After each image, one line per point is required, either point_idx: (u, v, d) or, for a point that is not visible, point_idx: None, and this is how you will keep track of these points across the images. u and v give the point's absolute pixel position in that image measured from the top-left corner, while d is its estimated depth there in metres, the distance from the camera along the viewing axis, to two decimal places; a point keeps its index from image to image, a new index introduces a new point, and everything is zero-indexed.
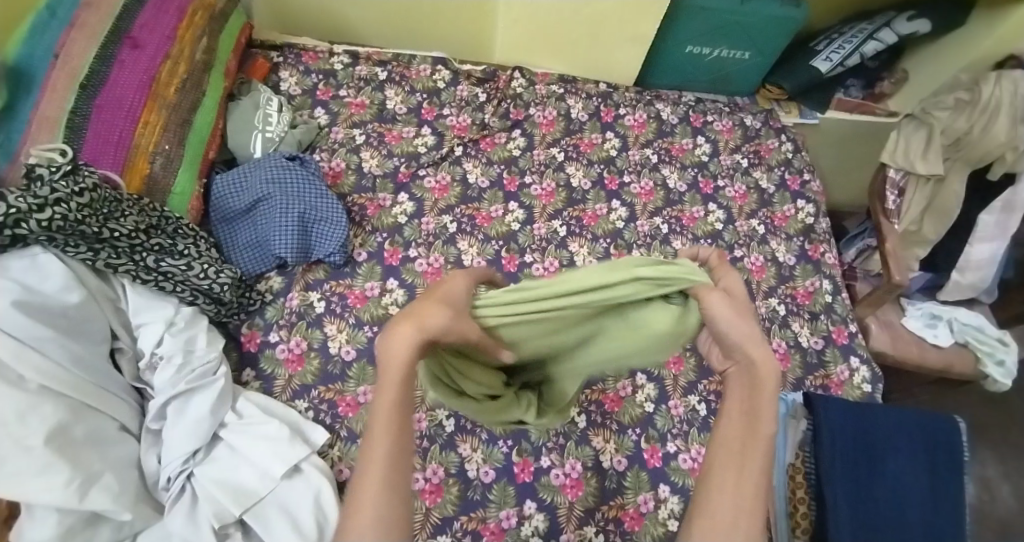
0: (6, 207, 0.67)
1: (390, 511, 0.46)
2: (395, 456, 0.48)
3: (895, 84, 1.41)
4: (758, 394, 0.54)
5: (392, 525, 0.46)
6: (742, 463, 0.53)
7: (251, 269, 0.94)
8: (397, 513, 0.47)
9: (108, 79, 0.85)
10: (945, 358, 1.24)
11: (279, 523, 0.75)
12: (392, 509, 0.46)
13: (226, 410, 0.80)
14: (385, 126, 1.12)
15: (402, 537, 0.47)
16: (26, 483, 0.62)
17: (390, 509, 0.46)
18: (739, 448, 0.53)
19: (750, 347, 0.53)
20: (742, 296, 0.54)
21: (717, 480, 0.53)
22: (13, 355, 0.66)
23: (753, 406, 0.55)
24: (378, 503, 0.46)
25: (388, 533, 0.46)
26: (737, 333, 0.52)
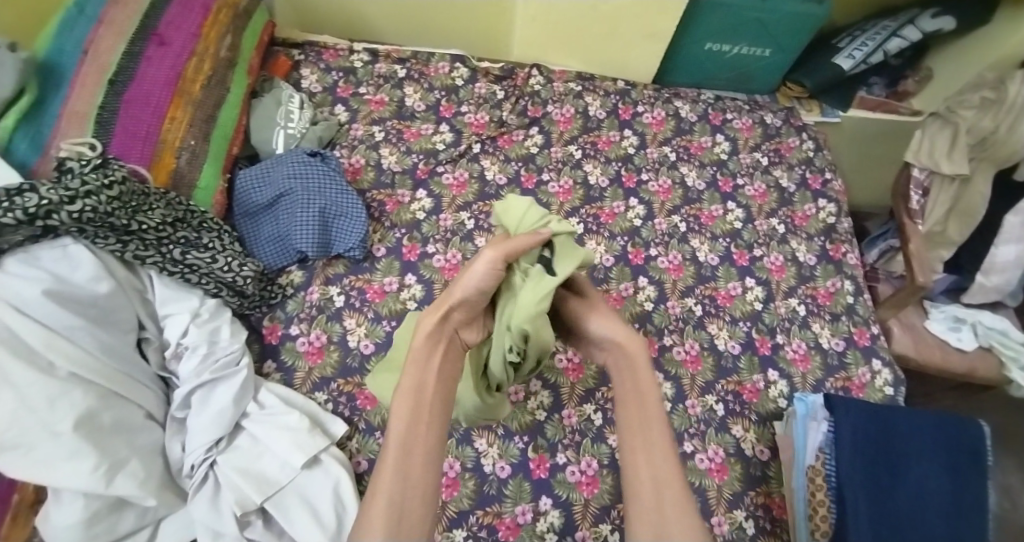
0: (38, 199, 0.69)
1: (402, 481, 0.60)
2: (408, 436, 0.62)
3: (919, 82, 1.39)
4: (638, 375, 0.72)
5: (401, 502, 0.59)
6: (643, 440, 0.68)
7: (273, 263, 0.96)
8: (408, 485, 0.60)
9: (136, 75, 0.87)
10: (968, 362, 1.23)
11: (300, 512, 0.77)
12: (405, 480, 0.60)
13: (248, 400, 0.82)
14: (403, 123, 1.13)
15: (412, 507, 0.59)
16: (55, 467, 0.64)
17: (403, 478, 0.60)
18: (639, 433, 0.68)
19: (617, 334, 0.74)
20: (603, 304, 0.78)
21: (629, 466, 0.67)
22: (45, 343, 0.68)
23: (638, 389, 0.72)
24: (391, 470, 0.60)
25: (396, 496, 0.59)
26: (605, 332, 0.75)
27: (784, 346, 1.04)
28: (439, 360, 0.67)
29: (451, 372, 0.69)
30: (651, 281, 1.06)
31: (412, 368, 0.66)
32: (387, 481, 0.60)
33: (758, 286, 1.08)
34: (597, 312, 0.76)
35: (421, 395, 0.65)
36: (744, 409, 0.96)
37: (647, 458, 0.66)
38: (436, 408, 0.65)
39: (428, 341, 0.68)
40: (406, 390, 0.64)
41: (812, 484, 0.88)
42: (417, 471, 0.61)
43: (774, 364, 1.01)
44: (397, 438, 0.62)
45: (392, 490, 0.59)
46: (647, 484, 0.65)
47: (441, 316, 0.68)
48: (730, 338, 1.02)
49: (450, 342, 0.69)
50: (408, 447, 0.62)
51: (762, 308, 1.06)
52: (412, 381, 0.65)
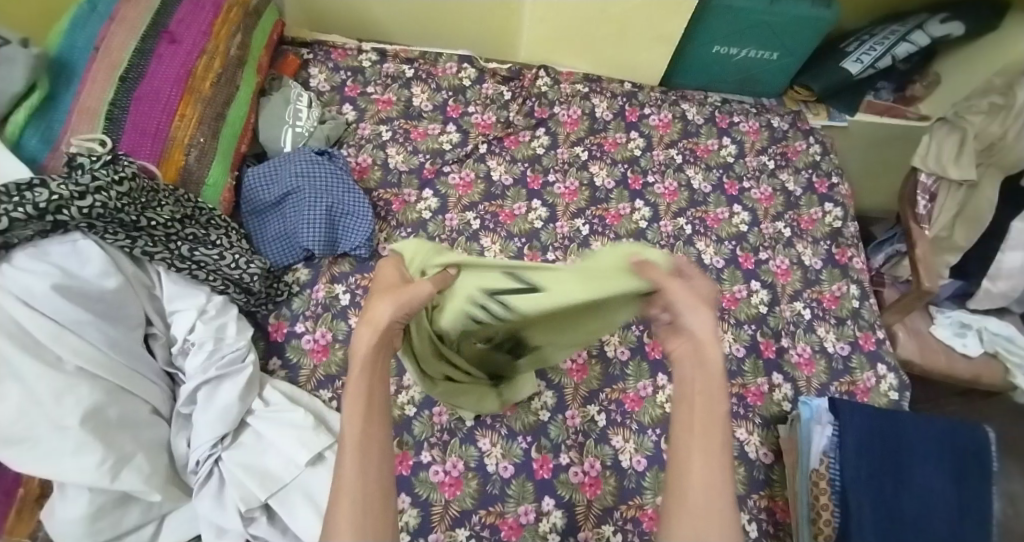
0: (49, 194, 0.69)
1: (363, 482, 0.55)
2: (363, 434, 0.57)
3: (927, 87, 1.38)
4: (708, 374, 0.61)
5: (365, 503, 0.54)
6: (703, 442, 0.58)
7: (279, 261, 0.96)
8: (370, 489, 0.55)
9: (146, 73, 0.88)
10: (973, 368, 1.22)
11: (303, 509, 0.77)
12: (366, 482, 0.55)
13: (254, 397, 0.82)
14: (411, 123, 1.13)
15: (377, 507, 0.55)
16: (61, 460, 0.65)
17: (364, 476, 0.55)
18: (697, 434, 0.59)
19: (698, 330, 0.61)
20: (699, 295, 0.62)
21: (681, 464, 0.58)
22: (52, 337, 0.69)
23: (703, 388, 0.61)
24: (352, 471, 0.55)
25: (358, 496, 0.54)
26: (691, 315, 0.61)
27: (789, 349, 1.04)
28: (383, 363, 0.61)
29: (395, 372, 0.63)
30: None
31: (356, 366, 0.59)
32: (347, 483, 0.55)
33: (764, 289, 1.08)
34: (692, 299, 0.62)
35: (371, 395, 0.59)
36: (748, 412, 0.96)
37: (699, 461, 0.58)
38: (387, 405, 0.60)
39: (371, 350, 0.59)
40: (355, 390, 0.58)
41: (816, 487, 0.87)
42: (376, 469, 0.57)
43: (778, 367, 1.01)
44: (352, 440, 0.57)
45: (354, 496, 0.54)
46: (698, 491, 0.56)
47: (383, 327, 0.59)
48: (735, 342, 1.02)
49: (393, 347, 0.62)
50: (365, 443, 0.57)
51: (767, 311, 1.06)
52: (359, 382, 0.59)
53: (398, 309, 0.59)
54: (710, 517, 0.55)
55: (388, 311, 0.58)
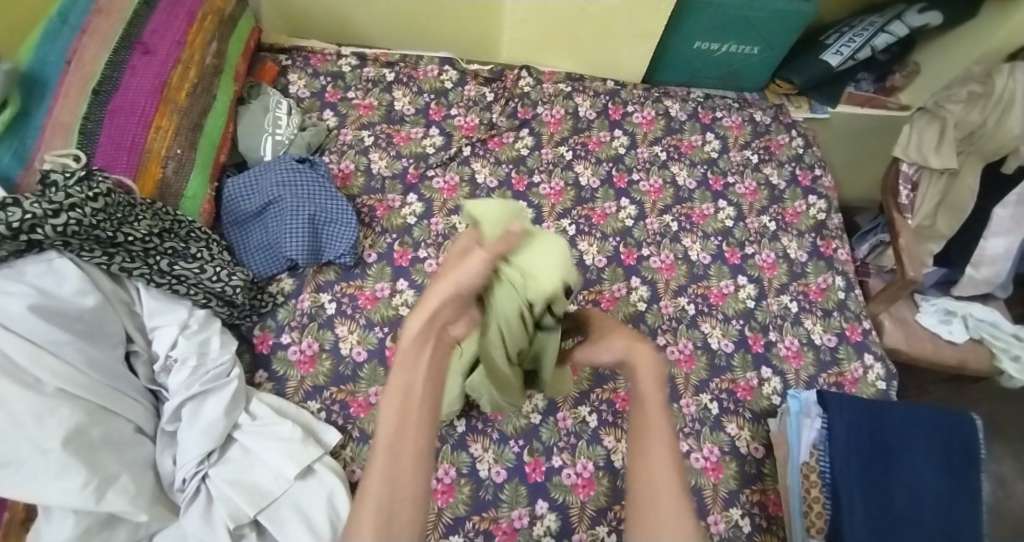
0: (22, 213, 0.68)
1: (390, 486, 0.59)
2: (398, 438, 0.61)
3: (906, 77, 1.39)
4: (644, 386, 0.70)
5: (392, 505, 0.59)
6: (649, 451, 0.65)
7: (262, 272, 0.95)
8: (399, 493, 0.60)
9: (120, 84, 0.86)
10: (960, 354, 1.23)
11: (293, 522, 0.77)
12: (392, 485, 0.60)
13: (240, 411, 0.81)
14: (393, 127, 1.12)
15: (402, 509, 0.59)
16: (44, 484, 0.64)
17: (392, 484, 0.60)
18: (642, 441, 0.66)
19: (621, 348, 0.73)
20: (616, 325, 0.76)
21: (633, 476, 0.64)
22: (31, 359, 0.68)
23: (641, 404, 0.69)
24: (380, 474, 0.60)
25: (388, 495, 0.59)
26: (609, 350, 0.73)
27: (778, 343, 1.04)
28: (426, 361, 0.65)
29: (443, 366, 0.67)
30: (644, 281, 1.06)
31: (402, 363, 0.64)
32: (375, 485, 0.59)
33: (751, 284, 1.09)
34: (605, 330, 0.75)
35: (409, 398, 0.63)
36: (739, 407, 0.96)
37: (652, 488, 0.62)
38: (425, 411, 0.64)
39: (416, 339, 0.64)
40: (395, 390, 0.63)
41: (806, 481, 0.88)
42: (406, 473, 0.61)
43: (767, 362, 1.02)
44: (385, 443, 0.61)
45: (381, 497, 0.59)
46: (645, 489, 0.62)
47: (433, 313, 0.63)
48: (724, 337, 1.02)
49: (440, 337, 0.66)
50: (397, 448, 0.61)
51: (755, 305, 1.06)
52: (400, 380, 0.63)
53: (447, 292, 0.62)
54: (662, 513, 0.60)
55: (438, 299, 0.62)
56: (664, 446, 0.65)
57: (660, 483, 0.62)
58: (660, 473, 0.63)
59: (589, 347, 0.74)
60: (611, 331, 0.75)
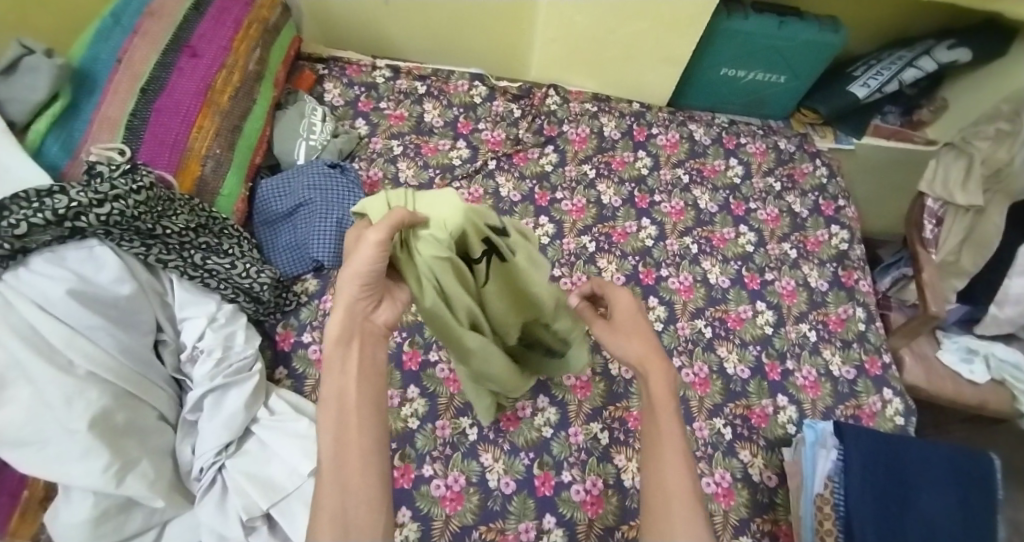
0: (68, 201, 0.71)
1: (343, 492, 0.56)
2: (348, 437, 0.57)
3: (934, 112, 1.39)
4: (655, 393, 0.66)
5: (346, 511, 0.55)
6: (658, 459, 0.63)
7: (289, 271, 0.98)
8: (354, 500, 0.56)
9: (167, 85, 0.90)
10: (980, 395, 1.23)
11: (303, 519, 0.78)
12: (343, 488, 0.56)
13: (259, 405, 0.84)
14: (422, 138, 1.14)
15: (359, 514, 0.56)
16: (69, 464, 0.67)
17: (342, 488, 0.56)
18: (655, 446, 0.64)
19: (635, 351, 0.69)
20: (626, 311, 0.71)
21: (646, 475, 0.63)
22: (65, 342, 0.70)
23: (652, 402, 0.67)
24: (329, 482, 0.56)
25: (344, 498, 0.56)
26: (622, 347, 0.69)
27: (795, 372, 1.03)
28: (356, 358, 0.59)
29: (378, 361, 0.61)
30: (661, 301, 1.06)
31: (332, 360, 0.58)
32: (330, 492, 0.56)
33: (770, 310, 1.08)
34: (628, 324, 0.70)
35: (345, 400, 0.58)
36: (753, 434, 0.96)
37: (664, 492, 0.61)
38: (366, 404, 0.59)
39: (340, 340, 0.59)
40: (333, 392, 0.58)
41: (819, 513, 0.86)
42: (355, 475, 0.57)
43: (784, 390, 1.01)
44: (327, 448, 0.57)
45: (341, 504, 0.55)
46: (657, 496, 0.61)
47: (345, 311, 0.59)
48: (740, 363, 1.02)
49: (368, 333, 0.61)
50: (345, 447, 0.57)
51: (773, 332, 1.06)
52: (337, 378, 0.58)
53: (353, 283, 0.57)
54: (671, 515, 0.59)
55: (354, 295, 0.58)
56: (677, 452, 0.63)
57: (671, 492, 0.61)
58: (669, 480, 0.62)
59: (603, 332, 0.71)
60: (630, 328, 0.70)
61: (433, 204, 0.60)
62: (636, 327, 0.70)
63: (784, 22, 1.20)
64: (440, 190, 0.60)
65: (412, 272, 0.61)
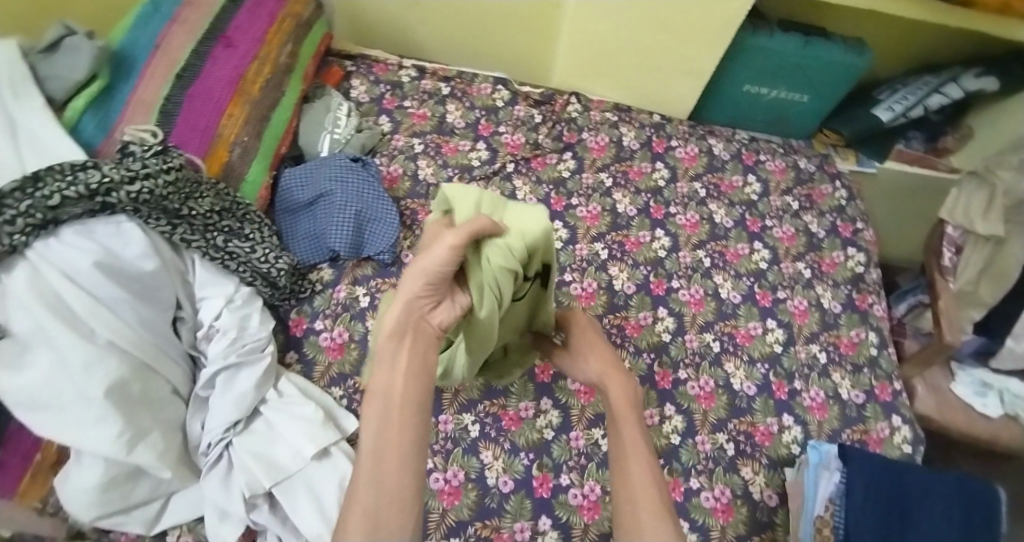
0: (100, 176, 0.75)
1: (378, 491, 0.51)
2: (387, 432, 0.54)
3: (958, 139, 1.37)
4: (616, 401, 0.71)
5: (379, 507, 0.51)
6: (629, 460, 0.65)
7: (306, 259, 1.00)
8: (387, 499, 0.51)
9: (201, 72, 0.93)
10: (992, 428, 1.21)
11: (303, 500, 0.80)
12: (378, 486, 0.52)
13: (269, 387, 0.86)
14: (443, 138, 1.16)
15: (390, 513, 0.51)
16: (85, 428, 0.70)
17: (377, 486, 0.52)
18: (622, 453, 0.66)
19: (597, 366, 0.76)
20: (593, 333, 0.80)
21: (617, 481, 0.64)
22: (89, 312, 0.73)
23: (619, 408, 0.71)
24: (365, 477, 0.52)
25: (379, 496, 0.51)
26: (588, 363, 0.77)
27: (802, 393, 1.02)
28: (406, 353, 0.57)
29: (429, 360, 0.58)
30: (670, 312, 1.07)
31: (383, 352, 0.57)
32: (365, 491, 0.51)
33: (780, 328, 1.08)
34: (591, 343, 0.79)
35: (391, 392, 0.55)
36: (756, 451, 0.95)
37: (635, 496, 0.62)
38: (414, 400, 0.55)
39: (395, 332, 0.57)
40: (379, 382, 0.56)
41: (818, 534, 0.86)
42: (392, 474, 0.52)
43: (790, 410, 1.00)
44: (368, 441, 0.53)
45: (371, 502, 0.51)
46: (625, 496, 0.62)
47: (406, 302, 0.58)
48: (747, 379, 1.02)
49: (424, 328, 0.59)
50: (387, 443, 0.53)
51: (782, 350, 1.05)
52: (384, 373, 0.56)
53: (417, 280, 0.57)
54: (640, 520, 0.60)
55: (411, 290, 0.58)
56: (644, 457, 0.65)
57: (641, 497, 0.62)
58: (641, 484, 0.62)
59: (569, 352, 0.79)
60: (594, 343, 0.79)
61: (521, 218, 0.64)
62: (596, 346, 0.79)
63: (808, 41, 1.20)
64: (529, 207, 0.64)
65: (479, 280, 0.61)
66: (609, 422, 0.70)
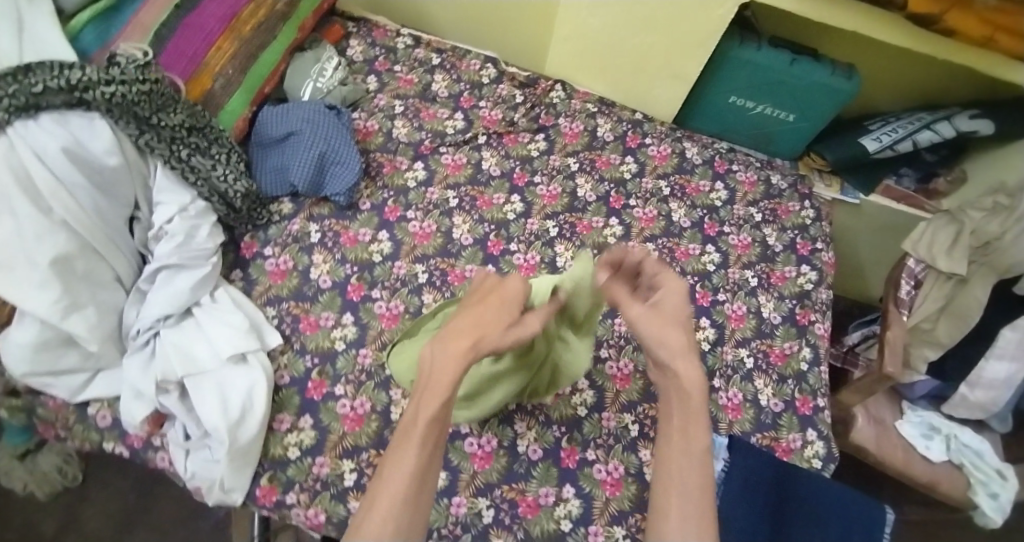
0: (80, 75, 0.85)
1: (410, 495, 0.67)
2: (423, 466, 0.69)
3: (951, 182, 1.35)
4: (686, 399, 0.76)
5: (405, 507, 0.66)
6: (682, 438, 0.75)
7: (269, 191, 1.08)
8: (412, 513, 0.67)
9: (199, 6, 1.04)
10: (931, 473, 1.18)
11: (209, 395, 0.87)
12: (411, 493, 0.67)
13: (204, 292, 0.94)
14: (424, 104, 1.23)
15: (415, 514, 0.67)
16: (25, 289, 0.79)
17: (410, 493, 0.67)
18: (683, 439, 0.75)
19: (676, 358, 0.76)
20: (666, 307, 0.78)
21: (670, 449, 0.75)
22: (50, 191, 0.82)
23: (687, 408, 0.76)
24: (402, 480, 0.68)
25: (397, 512, 0.66)
26: (663, 343, 0.76)
27: (719, 391, 1.03)
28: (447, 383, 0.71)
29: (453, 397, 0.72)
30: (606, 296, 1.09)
31: (426, 400, 0.71)
32: (389, 502, 0.66)
33: (712, 328, 1.08)
34: (663, 319, 0.78)
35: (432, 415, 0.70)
36: None
37: (679, 498, 0.71)
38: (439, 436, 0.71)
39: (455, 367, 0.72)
40: (421, 424, 0.70)
41: None
42: (423, 487, 0.69)
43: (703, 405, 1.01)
44: (414, 457, 0.68)
45: (399, 515, 0.66)
46: (673, 481, 0.72)
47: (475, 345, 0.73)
48: None
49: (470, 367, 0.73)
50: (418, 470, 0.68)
51: (708, 349, 1.06)
52: (434, 410, 0.70)
53: (495, 327, 0.75)
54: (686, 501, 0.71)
55: (463, 355, 0.72)
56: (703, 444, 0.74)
57: (687, 478, 0.73)
58: (689, 468, 0.73)
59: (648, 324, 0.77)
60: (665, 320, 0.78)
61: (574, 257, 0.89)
62: (668, 319, 0.78)
63: (796, 60, 1.20)
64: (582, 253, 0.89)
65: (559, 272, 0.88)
66: (681, 410, 0.76)
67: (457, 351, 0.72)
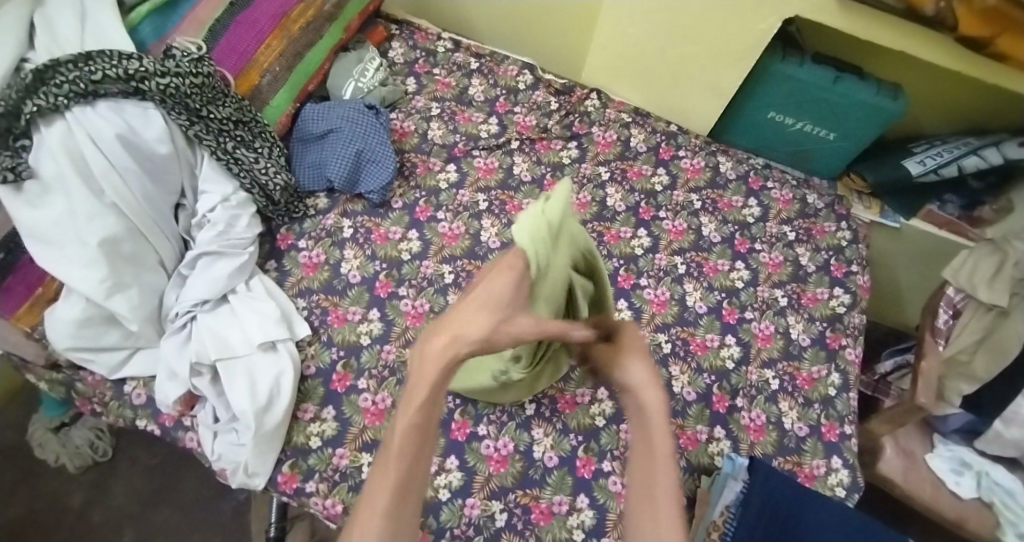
0: (138, 66, 0.89)
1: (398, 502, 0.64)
2: (406, 471, 0.66)
3: (997, 211, 1.27)
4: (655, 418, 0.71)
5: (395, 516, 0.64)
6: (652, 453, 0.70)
7: (306, 185, 1.11)
8: (399, 521, 0.64)
9: (252, 4, 1.08)
10: (959, 510, 1.14)
11: (239, 379, 0.89)
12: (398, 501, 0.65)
13: (240, 280, 0.98)
14: (460, 107, 1.25)
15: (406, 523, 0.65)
16: (75, 266, 0.83)
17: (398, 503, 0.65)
18: (648, 454, 0.70)
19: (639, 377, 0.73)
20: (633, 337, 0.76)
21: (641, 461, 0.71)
22: (103, 174, 0.86)
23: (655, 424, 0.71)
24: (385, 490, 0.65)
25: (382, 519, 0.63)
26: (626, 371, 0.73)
27: (742, 411, 1.01)
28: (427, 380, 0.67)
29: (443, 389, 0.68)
30: (630, 306, 1.09)
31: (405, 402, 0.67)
32: (373, 508, 0.64)
33: (737, 346, 1.07)
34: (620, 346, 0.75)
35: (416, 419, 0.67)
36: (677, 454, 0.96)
37: (650, 507, 0.68)
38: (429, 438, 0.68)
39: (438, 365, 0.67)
40: (401, 427, 0.66)
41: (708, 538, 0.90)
42: (410, 494, 0.66)
43: (724, 423, 1.00)
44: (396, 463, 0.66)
45: (384, 524, 0.63)
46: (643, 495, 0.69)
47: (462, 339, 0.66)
48: (688, 385, 1.02)
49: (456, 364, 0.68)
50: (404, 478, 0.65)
51: (732, 367, 1.05)
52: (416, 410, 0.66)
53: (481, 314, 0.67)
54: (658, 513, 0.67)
55: (442, 357, 0.67)
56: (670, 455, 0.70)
57: (659, 494, 0.68)
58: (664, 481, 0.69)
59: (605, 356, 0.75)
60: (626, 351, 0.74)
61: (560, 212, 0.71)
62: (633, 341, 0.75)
63: (839, 78, 1.18)
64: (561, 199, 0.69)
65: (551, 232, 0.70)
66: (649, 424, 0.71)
67: (433, 353, 0.67)
